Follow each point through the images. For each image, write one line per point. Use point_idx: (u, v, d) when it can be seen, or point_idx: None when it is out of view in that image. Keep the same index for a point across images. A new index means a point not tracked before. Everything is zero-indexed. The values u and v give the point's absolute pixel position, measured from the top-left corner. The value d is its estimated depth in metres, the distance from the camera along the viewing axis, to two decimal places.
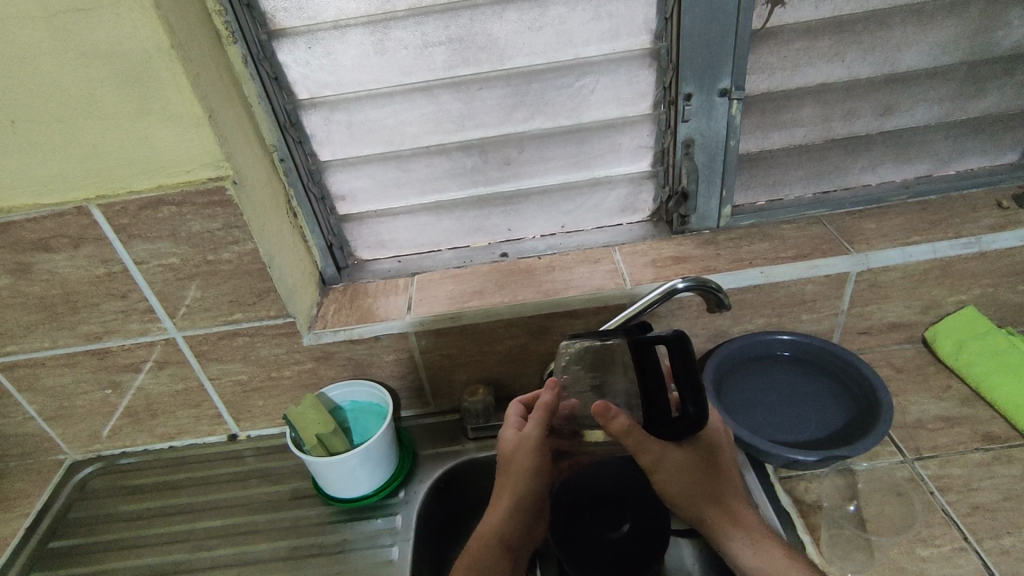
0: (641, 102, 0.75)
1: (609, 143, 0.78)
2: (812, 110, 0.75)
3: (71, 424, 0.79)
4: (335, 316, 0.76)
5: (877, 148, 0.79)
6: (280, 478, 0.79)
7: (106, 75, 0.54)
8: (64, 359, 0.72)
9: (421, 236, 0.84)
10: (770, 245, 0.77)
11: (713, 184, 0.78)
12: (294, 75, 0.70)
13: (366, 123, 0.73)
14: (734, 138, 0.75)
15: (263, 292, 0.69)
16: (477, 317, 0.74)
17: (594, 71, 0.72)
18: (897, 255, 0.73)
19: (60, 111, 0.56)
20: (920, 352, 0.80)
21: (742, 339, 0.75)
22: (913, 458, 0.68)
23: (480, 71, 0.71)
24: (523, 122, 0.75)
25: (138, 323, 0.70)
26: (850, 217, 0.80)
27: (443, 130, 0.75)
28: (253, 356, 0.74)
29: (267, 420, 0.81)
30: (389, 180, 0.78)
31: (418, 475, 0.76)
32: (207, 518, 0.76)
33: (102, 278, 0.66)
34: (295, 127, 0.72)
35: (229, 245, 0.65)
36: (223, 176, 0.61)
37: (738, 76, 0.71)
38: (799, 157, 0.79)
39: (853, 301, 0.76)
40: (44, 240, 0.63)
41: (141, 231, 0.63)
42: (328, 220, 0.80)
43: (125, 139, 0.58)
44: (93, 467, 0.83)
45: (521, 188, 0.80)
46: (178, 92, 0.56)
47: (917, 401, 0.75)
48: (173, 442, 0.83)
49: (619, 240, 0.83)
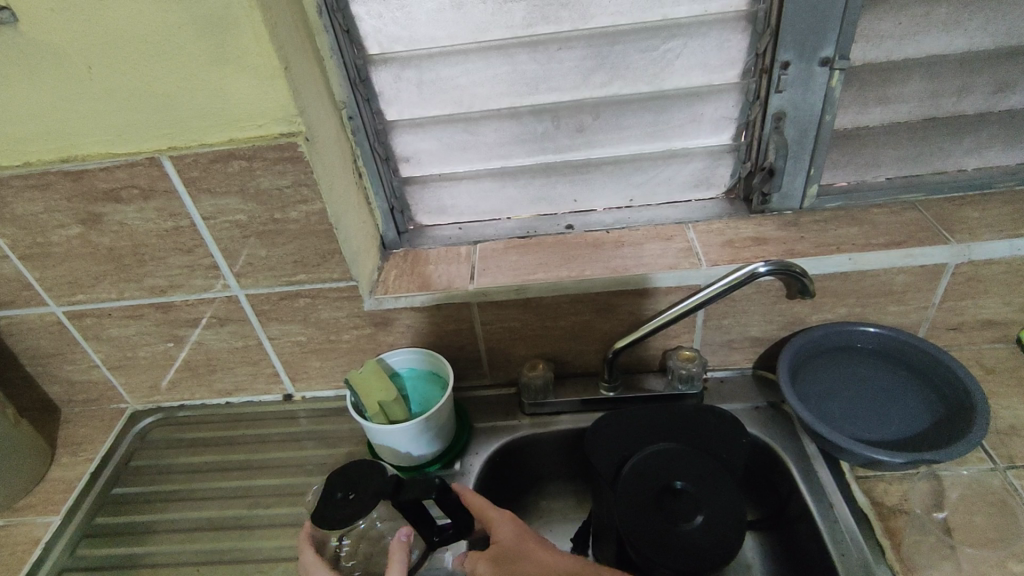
0: (728, 69, 0.70)
1: (690, 113, 0.73)
2: (918, 85, 0.69)
3: (133, 374, 0.80)
4: (396, 282, 0.75)
5: (985, 130, 0.73)
6: (335, 441, 0.78)
7: (183, 22, 0.52)
8: (129, 311, 0.73)
9: (484, 203, 0.81)
10: (859, 230, 0.71)
11: (801, 161, 0.73)
12: (366, 29, 0.67)
13: (436, 83, 0.71)
14: (829, 112, 0.70)
15: (327, 254, 0.67)
16: (543, 290, 0.71)
17: (683, 34, 0.67)
18: (1003, 248, 0.67)
19: (135, 58, 0.54)
20: (1014, 353, 0.74)
21: (823, 329, 0.71)
22: (1005, 467, 0.64)
23: (560, 31, 0.67)
24: (600, 87, 0.71)
25: (202, 279, 0.70)
26: (948, 203, 0.74)
27: (515, 93, 0.71)
28: (314, 318, 0.74)
29: (322, 382, 0.81)
30: (456, 144, 0.75)
31: (473, 447, 0.74)
32: (262, 476, 0.76)
33: (170, 232, 0.66)
34: (364, 83, 0.70)
35: (298, 204, 0.63)
36: (295, 132, 0.59)
37: (843, 44, 0.65)
38: (897, 135, 0.73)
39: (947, 294, 0.70)
40: (114, 190, 0.63)
41: (210, 186, 0.62)
42: (391, 181, 0.78)
43: (199, 89, 0.56)
44: (153, 418, 0.84)
45: (592, 157, 0.77)
46: (254, 41, 0.53)
47: (1010, 406, 0.69)
48: (230, 398, 0.83)
49: (691, 218, 0.79)
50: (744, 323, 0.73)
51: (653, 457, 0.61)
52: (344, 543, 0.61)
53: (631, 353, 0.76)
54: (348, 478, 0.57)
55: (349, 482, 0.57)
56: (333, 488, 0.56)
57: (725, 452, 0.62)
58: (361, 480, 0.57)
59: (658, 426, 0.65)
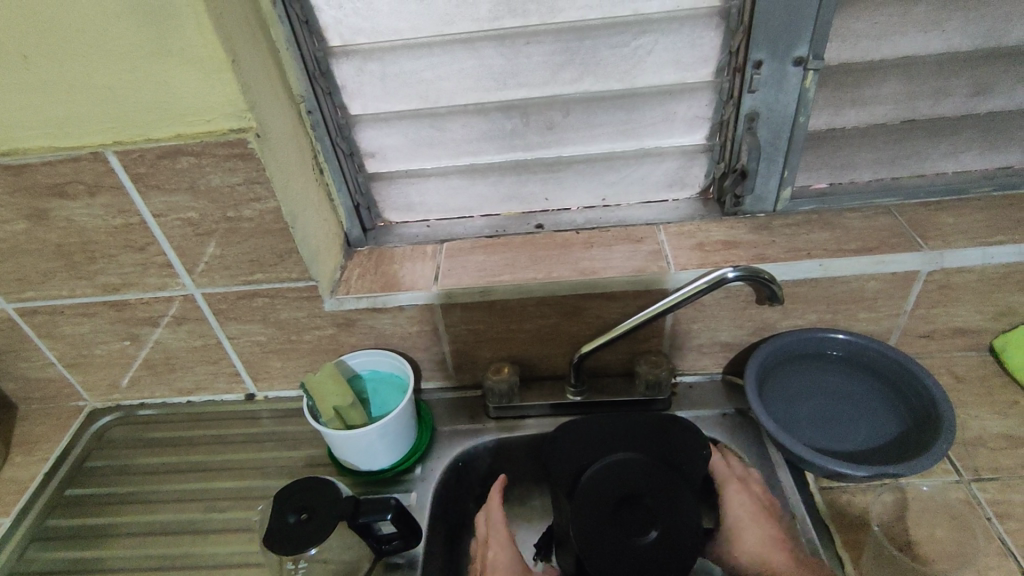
0: (702, 67, 0.67)
1: (662, 112, 0.71)
2: (895, 87, 0.67)
3: (90, 373, 0.78)
4: (358, 282, 0.73)
5: (962, 133, 0.71)
6: (296, 443, 0.77)
7: (120, 12, 0.50)
8: (82, 308, 0.71)
9: (452, 201, 0.79)
10: (831, 235, 0.70)
11: (775, 164, 0.71)
12: (325, 19, 0.64)
13: (400, 76, 0.68)
14: (804, 114, 0.68)
15: (284, 254, 0.65)
16: (508, 293, 0.69)
17: (654, 30, 0.65)
18: (976, 256, 0.66)
19: (73, 49, 0.52)
20: (986, 362, 0.73)
21: (792, 335, 0.69)
22: (970, 479, 0.63)
23: (528, 24, 0.64)
24: (570, 83, 0.69)
25: (156, 277, 0.68)
26: (923, 209, 0.72)
27: (482, 88, 0.69)
28: (273, 318, 0.72)
29: (284, 382, 0.79)
30: (423, 139, 0.73)
31: (436, 451, 0.73)
32: (220, 479, 0.74)
33: (119, 229, 0.63)
34: (324, 76, 0.67)
35: (250, 202, 0.61)
36: (245, 128, 0.56)
37: (817, 44, 0.63)
38: (874, 138, 0.71)
39: (918, 302, 0.69)
40: (59, 186, 0.60)
41: (158, 182, 0.60)
42: (355, 178, 0.76)
43: (142, 83, 0.54)
44: (112, 416, 0.82)
45: (563, 155, 0.75)
46: (198, 33, 0.51)
47: (978, 416, 0.68)
48: (191, 397, 0.81)
49: (664, 219, 0.77)
50: (713, 328, 0.71)
51: (615, 464, 0.59)
52: (301, 566, 0.59)
53: (598, 357, 0.75)
54: (301, 500, 0.58)
55: (302, 502, 0.57)
56: (285, 513, 0.56)
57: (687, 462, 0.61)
58: (316, 500, 0.57)
59: (622, 431, 0.63)
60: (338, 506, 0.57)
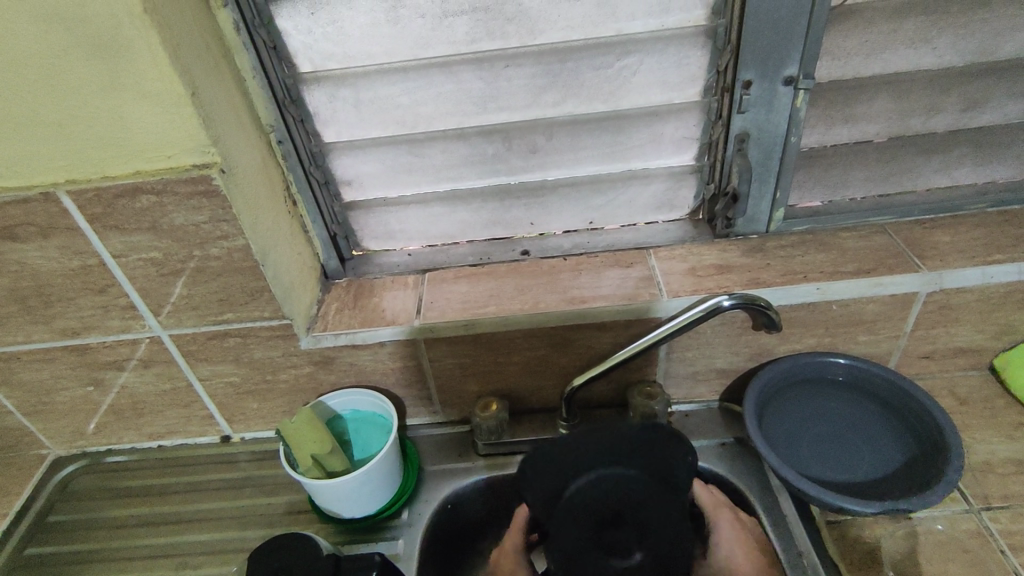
0: (689, 87, 0.65)
1: (649, 134, 0.68)
2: (887, 104, 0.65)
3: (52, 420, 0.74)
4: (336, 317, 0.69)
5: (956, 149, 0.69)
6: (274, 488, 0.72)
7: (67, 45, 0.46)
8: (40, 354, 0.66)
9: (434, 228, 0.76)
10: (827, 256, 0.68)
11: (766, 184, 0.69)
12: (294, 45, 0.61)
13: (375, 102, 0.65)
14: (795, 133, 0.66)
15: (255, 292, 0.62)
16: (494, 326, 0.66)
17: (639, 50, 0.62)
18: (975, 276, 0.64)
19: (18, 86, 0.48)
20: (988, 381, 0.71)
21: (790, 361, 0.67)
22: (980, 508, 0.61)
23: (508, 46, 0.62)
24: (553, 105, 0.66)
25: (118, 320, 0.63)
26: (919, 226, 0.70)
27: (462, 112, 0.66)
28: (247, 358, 0.68)
29: (261, 423, 0.75)
30: (401, 167, 0.70)
31: (423, 493, 0.69)
32: (193, 531, 0.69)
33: (77, 271, 0.59)
34: (295, 104, 0.64)
35: (218, 240, 0.58)
36: (209, 163, 0.53)
37: (807, 62, 0.61)
38: (866, 155, 0.69)
39: (918, 323, 0.67)
40: (9, 228, 0.56)
41: (117, 222, 0.56)
42: (331, 208, 0.72)
43: (95, 119, 0.50)
44: (78, 464, 0.77)
45: (548, 179, 0.72)
46: (153, 65, 0.47)
47: (984, 440, 0.66)
48: (163, 441, 0.77)
49: (654, 242, 0.75)
50: (709, 356, 0.69)
51: None
52: None
53: (591, 389, 0.72)
54: (278, 560, 0.54)
55: (279, 563, 0.53)
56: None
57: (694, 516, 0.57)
58: (294, 559, 0.53)
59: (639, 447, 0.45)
60: (318, 565, 0.53)
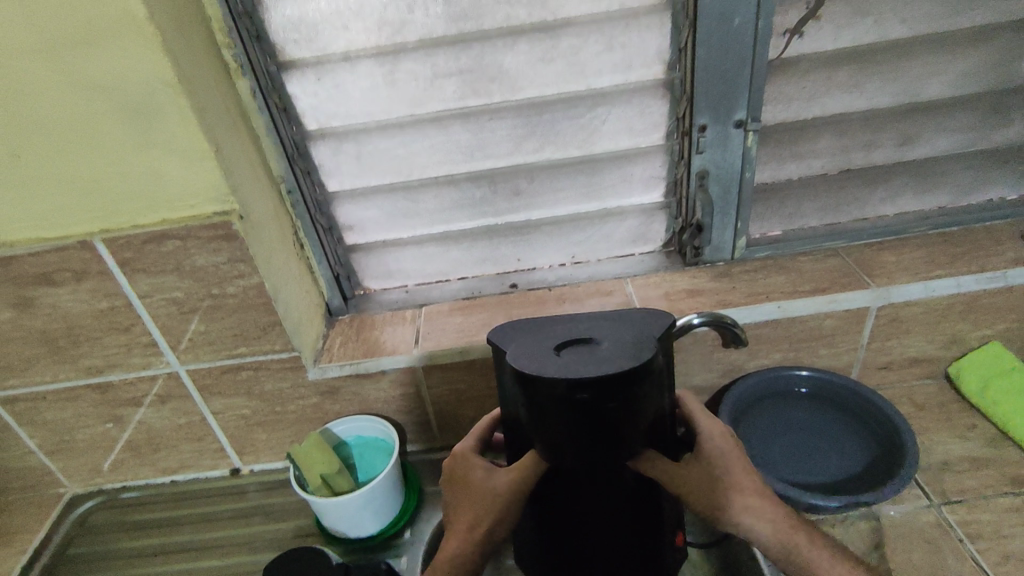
0: (653, 133, 0.73)
1: (620, 174, 0.76)
2: (828, 142, 0.74)
3: (71, 458, 0.78)
4: (341, 349, 0.75)
5: (895, 179, 0.78)
6: (283, 515, 0.76)
7: (110, 112, 0.54)
8: (64, 393, 0.71)
9: (429, 266, 0.83)
10: (786, 278, 0.75)
11: (728, 216, 0.77)
12: (302, 106, 0.69)
13: (374, 154, 0.73)
14: (749, 170, 0.74)
15: (267, 326, 0.67)
16: (487, 351, 0.72)
17: (606, 102, 0.71)
18: (920, 290, 0.71)
19: (64, 147, 0.55)
20: (944, 389, 0.77)
21: (759, 376, 0.73)
22: (939, 503, 0.66)
23: (491, 102, 0.70)
24: (534, 152, 0.74)
25: (140, 357, 0.69)
26: (868, 249, 0.78)
27: (452, 161, 0.74)
28: (258, 391, 0.73)
29: (270, 454, 0.80)
30: (398, 211, 0.77)
31: (424, 513, 0.74)
32: (206, 558, 0.73)
33: (105, 312, 0.65)
34: (302, 158, 0.72)
35: (235, 279, 0.64)
36: (228, 210, 0.60)
37: (753, 108, 0.70)
38: (815, 188, 0.77)
39: (873, 336, 0.74)
40: (46, 274, 0.62)
41: (145, 265, 0.62)
42: (335, 250, 0.79)
43: (129, 174, 0.57)
44: (94, 501, 0.81)
45: (532, 218, 0.79)
46: (183, 127, 0.55)
47: (941, 441, 0.72)
48: (176, 475, 0.81)
49: (630, 272, 0.82)
50: (685, 373, 0.75)
51: None
52: None
53: None
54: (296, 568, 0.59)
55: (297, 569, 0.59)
56: None
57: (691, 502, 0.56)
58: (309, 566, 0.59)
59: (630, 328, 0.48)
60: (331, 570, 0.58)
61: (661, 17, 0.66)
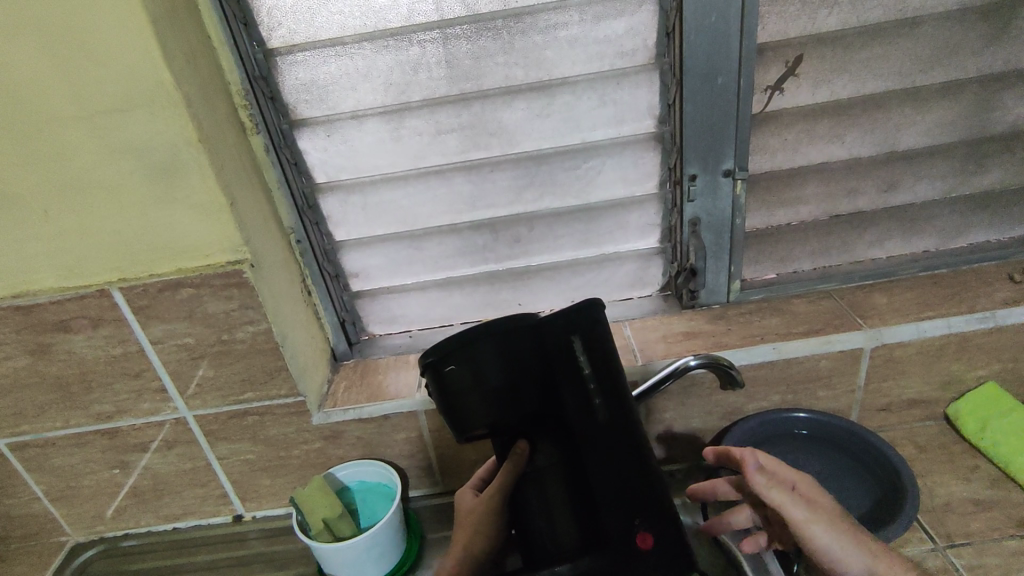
0: (646, 182, 0.77)
1: (616, 221, 0.79)
2: (815, 188, 0.77)
3: (76, 505, 0.78)
4: (345, 394, 0.76)
5: (883, 224, 0.80)
6: (284, 563, 0.76)
7: (136, 169, 0.57)
8: (73, 439, 0.73)
9: (432, 311, 0.85)
10: (781, 320, 0.77)
11: (722, 261, 0.79)
12: (313, 161, 0.73)
13: (380, 205, 0.76)
14: (740, 216, 0.77)
15: (274, 371, 0.69)
16: None
17: (601, 154, 0.75)
18: (912, 331, 0.72)
19: (90, 201, 0.58)
20: (944, 430, 0.77)
21: (758, 418, 0.74)
22: (945, 546, 0.65)
23: (491, 155, 0.74)
24: (533, 201, 0.77)
25: (149, 403, 0.71)
26: (860, 291, 0.80)
27: (455, 211, 0.77)
28: (263, 435, 0.74)
29: (273, 500, 0.80)
30: (402, 259, 0.80)
31: (426, 560, 0.74)
32: None
33: (117, 357, 0.67)
34: (312, 209, 0.75)
35: (244, 325, 0.66)
36: (241, 260, 0.62)
37: (741, 158, 0.73)
38: (805, 233, 0.80)
39: (870, 377, 0.75)
40: (64, 322, 0.65)
41: (159, 312, 0.65)
42: (341, 296, 0.81)
43: (150, 226, 0.60)
44: (95, 550, 0.81)
45: (532, 264, 0.82)
46: (203, 182, 0.58)
47: (944, 482, 0.72)
48: (178, 523, 0.81)
49: (629, 315, 0.83)
50: (685, 415, 0.75)
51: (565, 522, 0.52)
52: None
53: None
54: None
55: None
56: None
57: (666, 521, 0.49)
58: None
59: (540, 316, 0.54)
60: None
61: (649, 76, 0.70)
